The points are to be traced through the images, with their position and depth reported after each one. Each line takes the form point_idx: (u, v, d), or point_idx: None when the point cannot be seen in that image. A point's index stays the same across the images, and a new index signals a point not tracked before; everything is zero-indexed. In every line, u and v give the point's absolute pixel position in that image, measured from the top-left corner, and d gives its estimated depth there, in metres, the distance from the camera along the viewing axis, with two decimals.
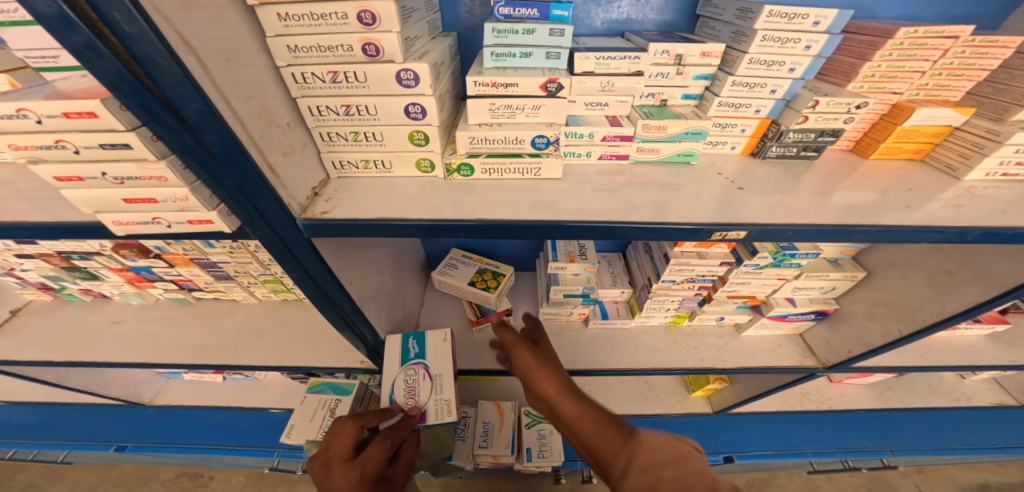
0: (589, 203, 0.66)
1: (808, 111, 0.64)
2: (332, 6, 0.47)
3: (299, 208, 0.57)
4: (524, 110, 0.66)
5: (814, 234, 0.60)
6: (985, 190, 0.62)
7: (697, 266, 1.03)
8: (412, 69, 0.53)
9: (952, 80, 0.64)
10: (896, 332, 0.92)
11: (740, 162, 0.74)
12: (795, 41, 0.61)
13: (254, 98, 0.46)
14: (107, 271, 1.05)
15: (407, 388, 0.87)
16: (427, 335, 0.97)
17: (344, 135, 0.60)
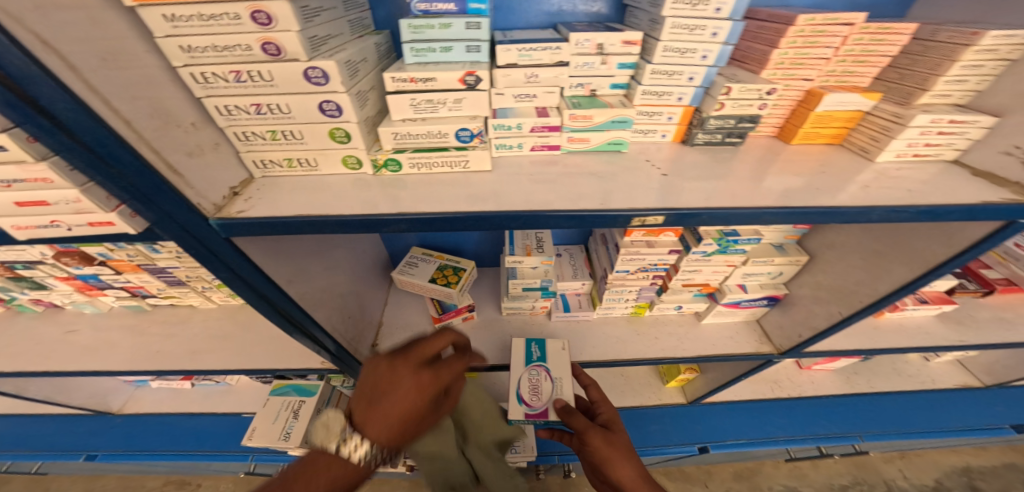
0: (516, 194, 0.66)
1: (722, 98, 0.68)
2: (222, 6, 0.47)
3: (213, 208, 0.57)
4: (445, 104, 0.66)
5: (725, 217, 0.62)
6: (893, 173, 0.64)
7: (647, 255, 1.04)
8: (319, 66, 0.53)
9: (858, 66, 0.68)
10: (837, 315, 0.95)
11: (672, 149, 0.77)
12: (702, 28, 0.63)
13: (142, 98, 0.46)
14: (54, 281, 1.04)
15: (530, 387, 1.03)
16: (548, 343, 1.13)
17: (261, 134, 0.60)
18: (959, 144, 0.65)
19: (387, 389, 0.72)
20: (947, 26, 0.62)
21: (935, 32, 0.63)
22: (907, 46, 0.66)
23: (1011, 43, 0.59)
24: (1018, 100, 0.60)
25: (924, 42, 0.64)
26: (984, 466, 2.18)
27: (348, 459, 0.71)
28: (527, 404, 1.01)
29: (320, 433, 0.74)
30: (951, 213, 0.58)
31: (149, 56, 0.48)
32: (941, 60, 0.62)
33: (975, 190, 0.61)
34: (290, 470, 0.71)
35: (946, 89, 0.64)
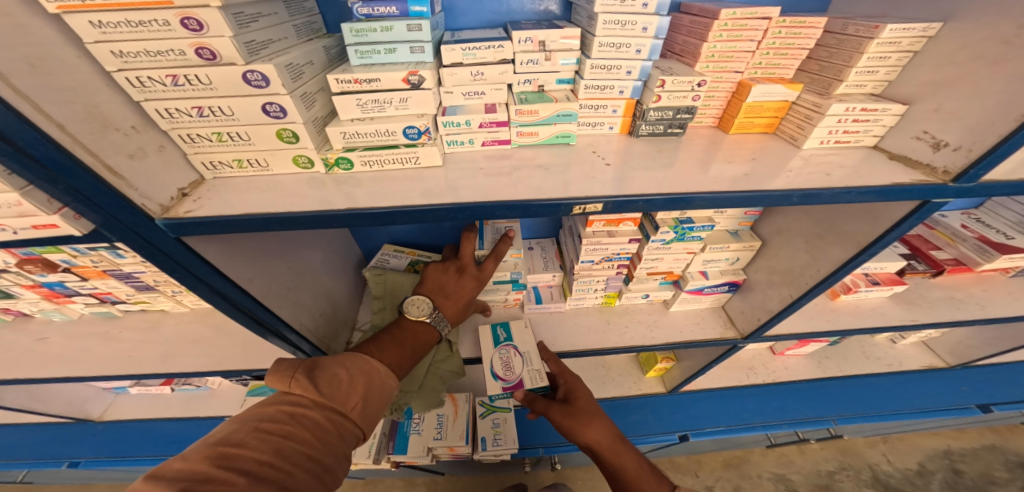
0: (465, 188, 0.69)
1: (659, 90, 0.72)
2: (151, 13, 0.49)
3: (160, 208, 0.58)
4: (392, 103, 0.68)
5: (660, 203, 0.66)
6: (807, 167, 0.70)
7: (609, 245, 1.07)
8: (258, 70, 0.55)
9: (782, 59, 0.76)
10: (789, 297, 0.99)
11: (620, 140, 0.81)
12: (632, 24, 0.67)
13: (75, 102, 0.48)
14: (19, 289, 1.04)
15: (502, 364, 1.14)
16: (511, 324, 1.25)
17: (206, 136, 0.61)
18: (876, 130, 0.73)
19: (452, 288, 1.04)
20: (854, 21, 0.70)
21: (844, 27, 0.72)
22: (823, 39, 0.75)
23: (911, 36, 0.67)
24: (925, 88, 0.68)
25: (837, 35, 0.73)
26: (965, 448, 2.22)
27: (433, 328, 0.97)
28: (503, 379, 1.12)
29: (412, 310, 0.97)
30: (864, 194, 0.64)
31: (82, 62, 0.50)
32: (851, 53, 0.70)
33: (890, 173, 0.67)
34: (371, 345, 0.85)
35: (860, 79, 0.72)
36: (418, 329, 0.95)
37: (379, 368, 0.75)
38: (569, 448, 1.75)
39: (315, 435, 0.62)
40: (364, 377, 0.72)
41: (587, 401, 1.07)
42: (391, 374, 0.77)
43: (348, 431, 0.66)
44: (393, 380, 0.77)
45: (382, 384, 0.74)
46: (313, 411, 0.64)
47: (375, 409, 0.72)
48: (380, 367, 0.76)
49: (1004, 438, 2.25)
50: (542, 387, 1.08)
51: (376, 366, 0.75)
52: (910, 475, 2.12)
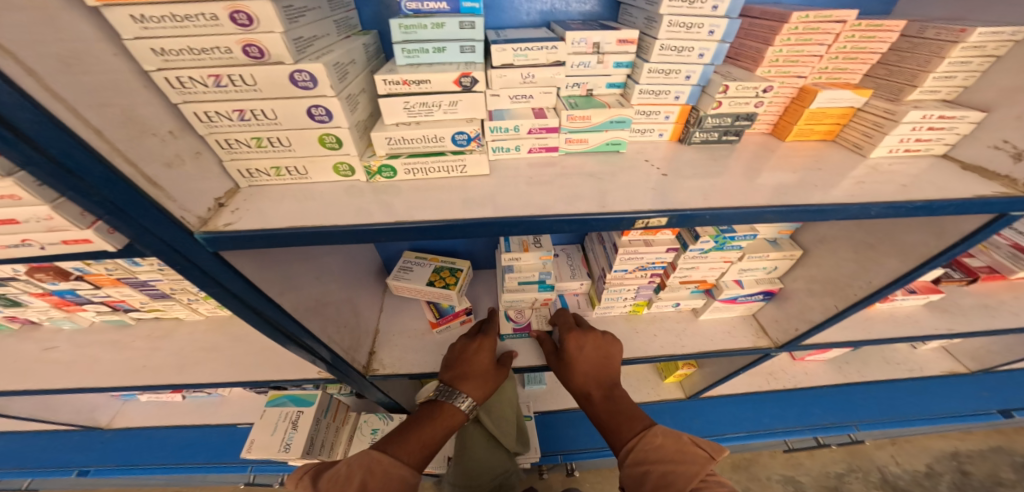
0: (519, 198, 0.64)
1: (721, 96, 0.68)
2: (196, 7, 0.44)
3: (197, 221, 0.54)
4: (441, 107, 0.65)
5: (729, 217, 0.62)
6: (873, 177, 0.66)
7: (645, 254, 1.02)
8: (306, 70, 0.51)
9: (850, 63, 0.73)
10: (833, 308, 0.96)
11: (670, 148, 0.77)
12: (698, 27, 0.64)
13: (112, 105, 0.43)
14: (29, 297, 0.99)
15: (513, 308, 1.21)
16: None
17: (245, 142, 0.57)
18: (948, 138, 0.69)
19: (463, 359, 1.02)
20: (933, 24, 0.67)
21: (922, 30, 0.69)
22: (896, 43, 0.72)
23: (997, 40, 0.64)
24: (1005, 94, 0.65)
25: (912, 39, 0.70)
26: (972, 449, 2.21)
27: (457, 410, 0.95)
28: (514, 320, 1.20)
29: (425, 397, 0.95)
30: (943, 208, 0.60)
31: (119, 60, 0.45)
32: (929, 57, 0.67)
33: (966, 185, 0.64)
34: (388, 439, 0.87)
35: (935, 85, 0.69)
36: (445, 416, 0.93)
37: (379, 457, 0.77)
38: (589, 455, 1.72)
39: None
40: (361, 469, 0.74)
41: (587, 353, 1.02)
42: (394, 462, 0.78)
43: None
44: (398, 468, 0.78)
45: (382, 473, 0.75)
46: None
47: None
48: (379, 458, 0.77)
49: (1011, 439, 2.24)
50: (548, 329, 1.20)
51: (376, 457, 0.77)
52: (918, 477, 2.11)
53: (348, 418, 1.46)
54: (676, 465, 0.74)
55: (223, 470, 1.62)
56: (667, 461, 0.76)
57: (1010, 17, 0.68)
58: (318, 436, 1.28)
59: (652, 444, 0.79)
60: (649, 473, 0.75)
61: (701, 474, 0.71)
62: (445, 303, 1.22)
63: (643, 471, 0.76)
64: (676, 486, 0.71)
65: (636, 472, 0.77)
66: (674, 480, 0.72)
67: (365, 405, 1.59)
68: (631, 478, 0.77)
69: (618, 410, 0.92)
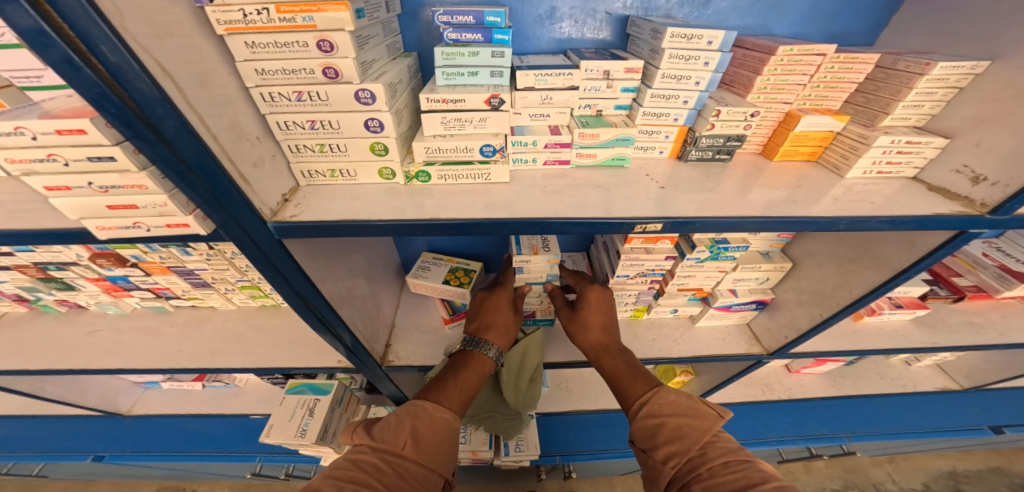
0: (537, 204, 0.74)
1: (714, 119, 0.79)
2: (293, 36, 0.55)
3: (270, 212, 0.65)
4: (472, 123, 0.75)
5: (718, 226, 0.71)
6: (846, 196, 0.76)
7: (646, 261, 1.11)
8: (369, 88, 0.62)
9: (830, 92, 0.82)
10: (818, 316, 1.05)
11: (669, 164, 0.87)
12: (695, 58, 0.74)
13: (223, 115, 0.54)
14: (83, 282, 1.09)
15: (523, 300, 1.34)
16: None
17: (311, 147, 0.68)
18: (917, 162, 0.78)
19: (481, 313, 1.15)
20: (905, 57, 0.75)
21: (895, 62, 0.77)
22: (873, 73, 0.80)
23: (959, 73, 0.72)
24: (967, 122, 0.73)
25: (887, 70, 0.78)
26: (970, 469, 2.25)
27: (485, 357, 1.06)
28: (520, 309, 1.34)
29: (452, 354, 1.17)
30: (906, 222, 0.70)
31: (230, 78, 0.56)
32: (899, 87, 0.76)
33: (927, 203, 0.73)
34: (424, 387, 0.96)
35: (905, 113, 0.78)
36: (478, 364, 1.04)
37: (422, 405, 0.86)
38: (585, 457, 1.80)
39: (379, 474, 0.73)
40: (408, 416, 0.84)
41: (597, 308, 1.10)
42: (436, 407, 0.87)
43: (405, 467, 0.77)
44: (441, 412, 0.87)
45: (428, 419, 0.85)
46: (370, 455, 0.76)
47: (427, 442, 0.82)
48: (422, 405, 0.86)
49: (1008, 460, 2.28)
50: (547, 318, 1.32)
51: (419, 406, 0.86)
52: None
53: (358, 410, 1.52)
54: (689, 420, 0.81)
55: (232, 459, 1.67)
56: (682, 415, 0.83)
57: (974, 51, 0.73)
58: (332, 425, 1.34)
59: (664, 400, 0.87)
60: (662, 426, 0.82)
61: (713, 430, 0.79)
62: (458, 302, 1.32)
63: (657, 423, 0.84)
64: (690, 438, 0.78)
65: (649, 425, 0.84)
66: (687, 433, 0.79)
67: (375, 399, 1.67)
68: (644, 430, 0.85)
69: (629, 366, 1.00)
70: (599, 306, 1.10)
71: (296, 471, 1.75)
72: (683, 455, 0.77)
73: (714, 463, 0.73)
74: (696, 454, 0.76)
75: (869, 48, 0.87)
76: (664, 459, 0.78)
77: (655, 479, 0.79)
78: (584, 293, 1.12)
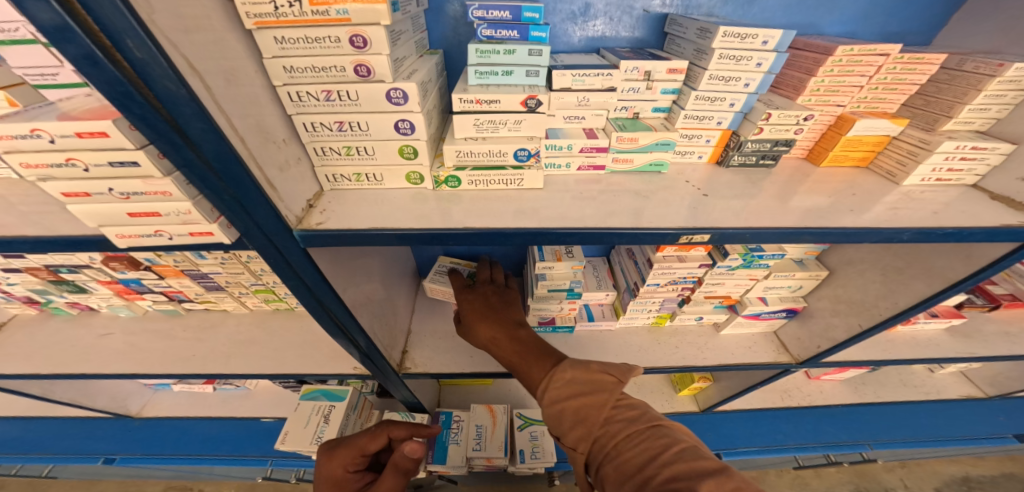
0: (574, 211, 0.70)
1: (763, 123, 0.74)
2: (326, 31, 0.52)
3: (295, 219, 0.61)
4: (506, 125, 0.71)
5: (768, 236, 0.67)
6: (904, 205, 0.71)
7: (678, 269, 1.07)
8: (401, 88, 0.58)
9: (888, 94, 0.78)
10: (857, 327, 1.00)
11: (707, 170, 0.83)
12: (747, 59, 0.70)
13: (251, 116, 0.51)
14: (95, 284, 1.07)
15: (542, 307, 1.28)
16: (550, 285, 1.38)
17: (337, 150, 0.65)
18: (979, 169, 0.74)
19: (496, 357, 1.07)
20: (973, 57, 0.71)
21: (961, 63, 0.73)
22: (935, 75, 0.76)
23: None
24: None
25: (951, 71, 0.74)
26: (984, 475, 2.20)
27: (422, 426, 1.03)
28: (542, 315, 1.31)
29: None
30: (972, 234, 0.65)
31: (257, 76, 0.53)
32: (966, 89, 0.71)
33: (990, 213, 0.69)
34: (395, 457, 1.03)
35: (970, 116, 0.73)
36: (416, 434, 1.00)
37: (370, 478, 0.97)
38: None
39: None
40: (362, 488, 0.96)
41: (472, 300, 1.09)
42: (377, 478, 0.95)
43: None
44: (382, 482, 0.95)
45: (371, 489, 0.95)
46: None
47: None
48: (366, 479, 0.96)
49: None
50: (568, 325, 1.28)
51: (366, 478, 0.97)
52: None
53: (372, 416, 1.49)
54: (590, 396, 0.71)
55: (242, 463, 1.65)
56: (580, 395, 0.72)
57: None
58: (347, 432, 1.30)
59: (561, 381, 0.75)
60: (564, 414, 0.71)
61: (611, 401, 0.69)
62: None
63: (560, 409, 0.72)
64: (589, 419, 0.68)
65: (553, 413, 0.73)
66: (588, 413, 0.69)
67: (387, 404, 1.63)
68: (550, 418, 0.74)
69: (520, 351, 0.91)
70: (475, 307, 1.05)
71: (307, 475, 1.73)
72: (585, 436, 0.68)
73: (614, 439, 0.65)
74: (600, 432, 0.67)
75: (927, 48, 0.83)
76: (575, 445, 0.69)
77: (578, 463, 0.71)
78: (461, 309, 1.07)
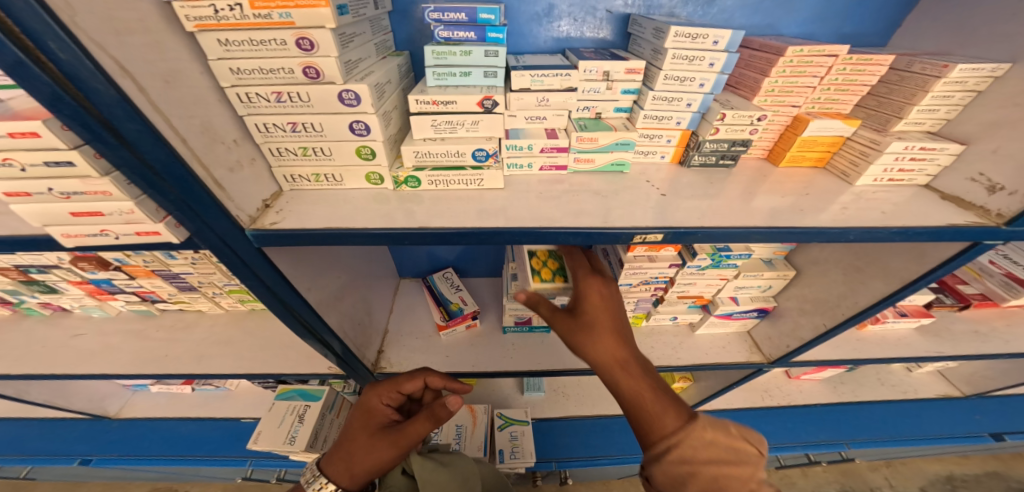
0: (531, 210, 0.71)
1: (718, 123, 0.75)
2: (271, 33, 0.52)
3: (248, 219, 0.62)
4: (464, 125, 0.72)
5: (721, 236, 0.68)
6: (857, 206, 0.72)
7: (649, 269, 1.07)
8: (353, 90, 0.58)
9: (841, 95, 0.79)
10: (822, 326, 1.02)
11: (670, 170, 0.84)
12: (700, 59, 0.71)
13: (196, 118, 0.51)
14: (66, 285, 1.06)
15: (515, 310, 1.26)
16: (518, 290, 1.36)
17: (293, 151, 0.65)
18: (930, 169, 0.75)
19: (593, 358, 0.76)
20: (921, 59, 0.72)
21: (910, 64, 0.74)
22: (886, 76, 0.77)
23: (978, 75, 0.68)
24: (984, 128, 0.70)
25: (901, 72, 0.75)
26: (968, 474, 2.22)
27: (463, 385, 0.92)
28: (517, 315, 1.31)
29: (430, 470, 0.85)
30: (919, 234, 0.66)
31: (203, 77, 0.53)
32: (915, 91, 0.72)
33: (940, 213, 0.70)
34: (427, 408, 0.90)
35: (920, 117, 0.74)
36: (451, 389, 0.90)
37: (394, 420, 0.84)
38: (580, 462, 1.75)
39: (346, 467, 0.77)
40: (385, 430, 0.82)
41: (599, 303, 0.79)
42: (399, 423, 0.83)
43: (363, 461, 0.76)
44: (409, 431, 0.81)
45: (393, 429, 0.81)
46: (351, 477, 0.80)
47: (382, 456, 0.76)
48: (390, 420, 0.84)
49: (1003, 464, 2.25)
50: (543, 325, 1.28)
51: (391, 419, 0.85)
52: None
53: None
54: (734, 466, 0.64)
55: (223, 464, 1.64)
56: (721, 461, 0.63)
57: (995, 52, 0.69)
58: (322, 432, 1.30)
59: (702, 442, 0.65)
60: (698, 479, 0.62)
61: (756, 479, 0.63)
62: (454, 307, 1.31)
63: (689, 472, 0.63)
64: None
65: (679, 473, 0.63)
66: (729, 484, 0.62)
67: None
68: (669, 477, 0.64)
69: (655, 384, 0.71)
70: (601, 293, 0.80)
71: (287, 476, 1.73)
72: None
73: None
74: None
75: (882, 49, 0.84)
76: None
77: None
78: (582, 290, 0.80)
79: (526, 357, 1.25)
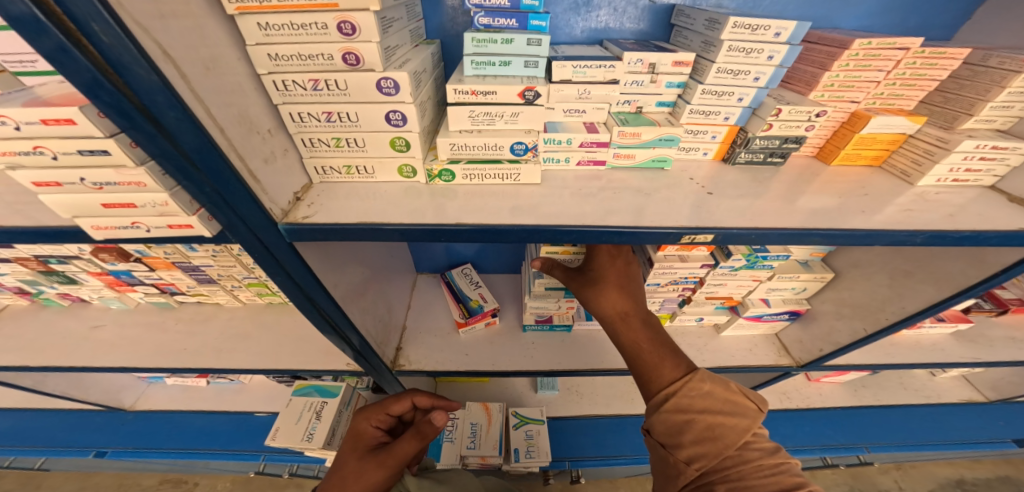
0: (572, 207, 0.68)
1: (772, 118, 0.72)
2: (312, 16, 0.49)
3: (281, 213, 0.59)
4: (502, 117, 0.69)
5: (776, 237, 0.64)
6: (918, 207, 0.68)
7: (679, 269, 1.03)
8: (392, 77, 0.55)
9: (906, 91, 0.75)
10: (862, 330, 0.98)
11: (712, 167, 0.80)
12: (758, 52, 0.67)
13: (234, 106, 0.49)
14: (86, 276, 1.05)
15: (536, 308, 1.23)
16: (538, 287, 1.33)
17: (326, 141, 0.62)
18: (998, 170, 0.71)
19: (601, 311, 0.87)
20: (998, 53, 0.68)
21: (985, 58, 0.69)
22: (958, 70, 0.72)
23: None
24: None
25: (974, 67, 0.71)
26: (986, 480, 2.18)
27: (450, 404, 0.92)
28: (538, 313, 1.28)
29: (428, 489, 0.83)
30: (989, 238, 0.62)
31: (240, 63, 0.50)
32: (989, 86, 0.68)
33: (1009, 216, 0.66)
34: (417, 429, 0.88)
35: (991, 115, 0.70)
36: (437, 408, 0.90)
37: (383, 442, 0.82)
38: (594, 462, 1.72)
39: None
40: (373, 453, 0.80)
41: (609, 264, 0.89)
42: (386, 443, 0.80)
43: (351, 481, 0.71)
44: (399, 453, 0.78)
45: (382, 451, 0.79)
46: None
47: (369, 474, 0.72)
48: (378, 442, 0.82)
49: (1020, 469, 2.21)
50: (565, 325, 1.26)
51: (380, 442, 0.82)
52: None
53: None
54: (726, 417, 0.65)
55: (236, 458, 1.63)
56: (717, 411, 0.65)
57: None
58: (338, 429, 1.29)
59: (697, 391, 0.67)
60: (694, 425, 0.65)
61: (753, 430, 0.63)
62: (474, 304, 1.29)
63: (686, 420, 0.66)
64: (723, 440, 0.63)
65: (676, 421, 0.66)
66: (722, 432, 0.63)
67: None
68: (666, 424, 0.67)
69: (657, 339, 0.79)
70: (610, 258, 0.91)
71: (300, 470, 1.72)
72: (712, 456, 0.62)
73: (748, 466, 0.60)
74: (732, 456, 0.61)
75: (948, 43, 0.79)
76: (688, 460, 0.63)
77: (672, 479, 0.64)
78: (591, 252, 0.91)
79: (547, 356, 1.22)
